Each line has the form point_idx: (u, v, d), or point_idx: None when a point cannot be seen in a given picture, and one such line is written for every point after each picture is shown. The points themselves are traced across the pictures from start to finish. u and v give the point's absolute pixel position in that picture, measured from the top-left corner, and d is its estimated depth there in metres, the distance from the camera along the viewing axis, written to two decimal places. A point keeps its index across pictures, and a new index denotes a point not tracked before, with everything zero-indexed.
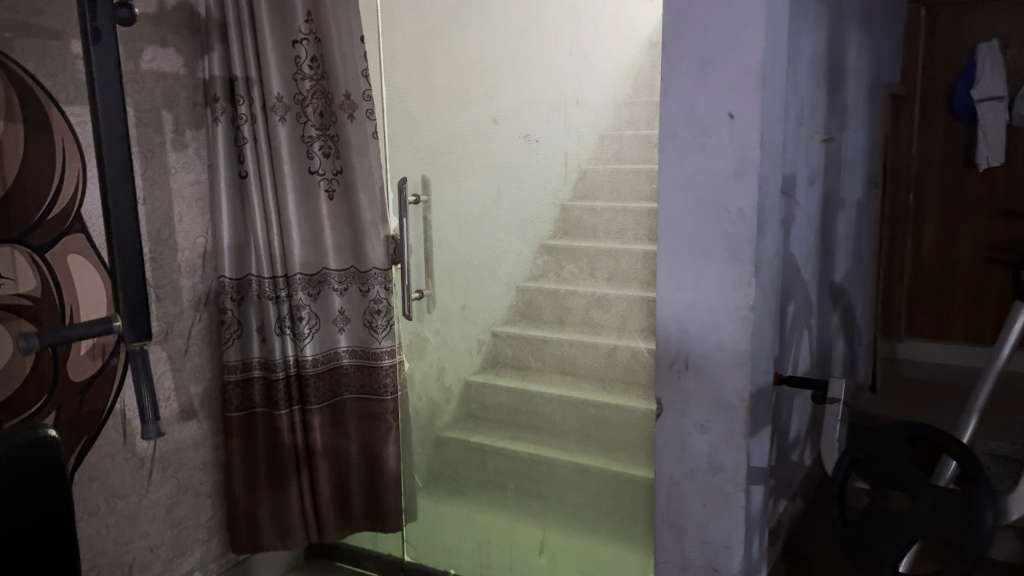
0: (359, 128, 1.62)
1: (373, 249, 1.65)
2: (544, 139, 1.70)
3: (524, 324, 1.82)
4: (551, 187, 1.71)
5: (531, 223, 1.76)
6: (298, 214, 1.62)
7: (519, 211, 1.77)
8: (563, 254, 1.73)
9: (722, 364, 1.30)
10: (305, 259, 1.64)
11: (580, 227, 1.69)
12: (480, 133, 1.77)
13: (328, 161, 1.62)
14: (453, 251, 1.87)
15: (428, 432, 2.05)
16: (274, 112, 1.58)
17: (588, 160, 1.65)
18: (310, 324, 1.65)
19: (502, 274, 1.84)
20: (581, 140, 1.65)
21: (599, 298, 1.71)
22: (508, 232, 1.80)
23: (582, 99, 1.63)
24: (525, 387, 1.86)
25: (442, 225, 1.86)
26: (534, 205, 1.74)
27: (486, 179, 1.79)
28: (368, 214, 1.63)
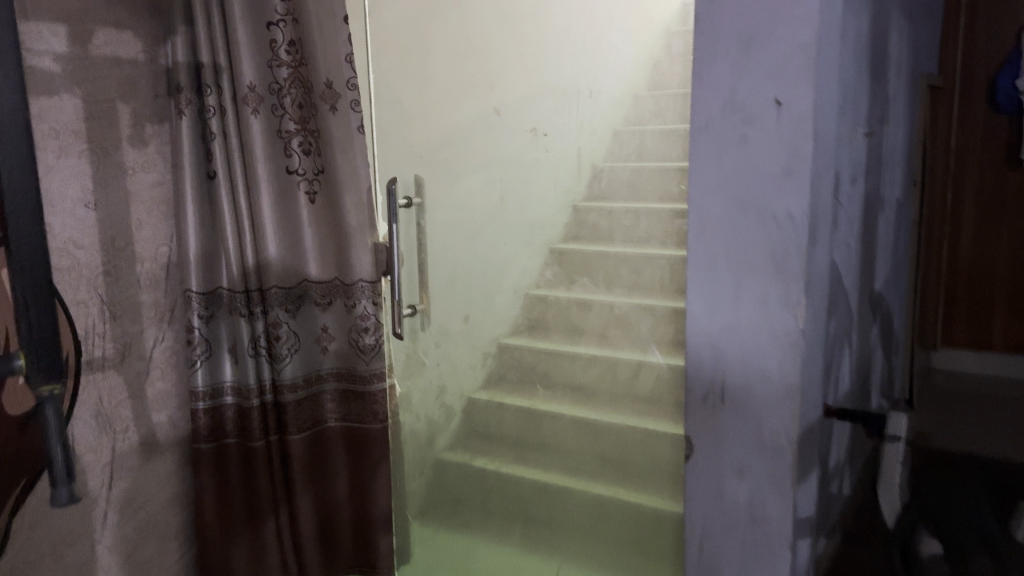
0: (343, 121, 1.44)
1: (359, 259, 1.47)
2: (554, 134, 1.54)
3: (538, 331, 1.73)
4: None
5: (541, 221, 1.67)
6: (275, 218, 1.44)
7: (526, 211, 1.64)
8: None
9: (766, 396, 1.11)
10: (283, 271, 1.45)
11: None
12: (481, 128, 1.59)
13: (308, 159, 1.44)
14: (452, 260, 1.66)
15: (426, 455, 1.81)
16: (246, 103, 1.39)
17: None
18: (290, 343, 1.47)
19: (512, 279, 1.75)
20: (596, 138, 1.57)
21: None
22: (513, 233, 1.68)
23: (596, 91, 1.47)
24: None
25: (439, 232, 1.63)
26: (542, 205, 1.66)
27: (489, 178, 1.62)
28: (354, 220, 1.46)
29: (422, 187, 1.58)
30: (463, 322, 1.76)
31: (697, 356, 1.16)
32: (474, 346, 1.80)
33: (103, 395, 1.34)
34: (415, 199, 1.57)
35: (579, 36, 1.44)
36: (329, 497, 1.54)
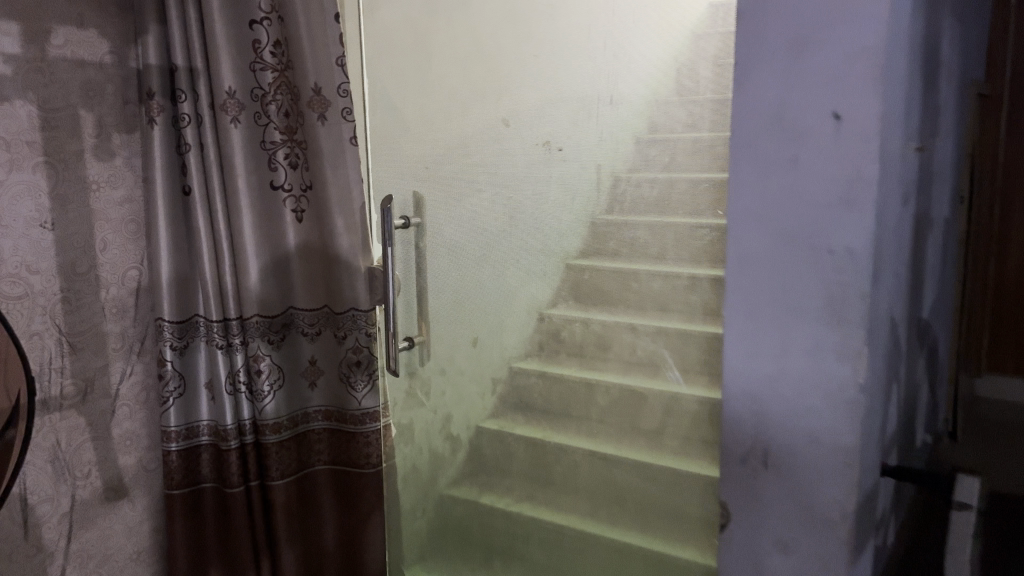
0: (333, 132, 1.28)
1: (353, 284, 1.32)
2: (568, 142, 1.26)
3: (551, 359, 1.37)
4: (577, 199, 1.26)
5: (535, 232, 1.34)
6: (260, 239, 1.29)
7: (529, 228, 1.34)
8: (590, 281, 1.27)
9: (818, 462, 0.94)
10: (268, 297, 1.31)
11: (610, 249, 1.22)
12: (488, 141, 1.36)
13: (295, 173, 1.29)
14: (457, 284, 1.46)
15: (430, 491, 1.62)
16: (225, 111, 1.24)
17: (626, 168, 1.19)
18: (273, 379, 1.31)
19: (518, 304, 1.40)
20: (619, 139, 1.20)
21: (636, 342, 1.23)
22: (522, 258, 1.37)
23: (616, 98, 1.19)
24: (542, 430, 1.43)
25: (440, 255, 1.45)
26: (558, 213, 1.30)
27: (496, 191, 1.37)
28: (346, 242, 1.31)
29: (421, 206, 1.44)
30: (470, 346, 1.50)
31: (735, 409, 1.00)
32: (479, 376, 1.51)
33: (61, 438, 1.20)
34: (413, 219, 1.45)
35: (600, 36, 1.18)
36: (317, 546, 1.39)
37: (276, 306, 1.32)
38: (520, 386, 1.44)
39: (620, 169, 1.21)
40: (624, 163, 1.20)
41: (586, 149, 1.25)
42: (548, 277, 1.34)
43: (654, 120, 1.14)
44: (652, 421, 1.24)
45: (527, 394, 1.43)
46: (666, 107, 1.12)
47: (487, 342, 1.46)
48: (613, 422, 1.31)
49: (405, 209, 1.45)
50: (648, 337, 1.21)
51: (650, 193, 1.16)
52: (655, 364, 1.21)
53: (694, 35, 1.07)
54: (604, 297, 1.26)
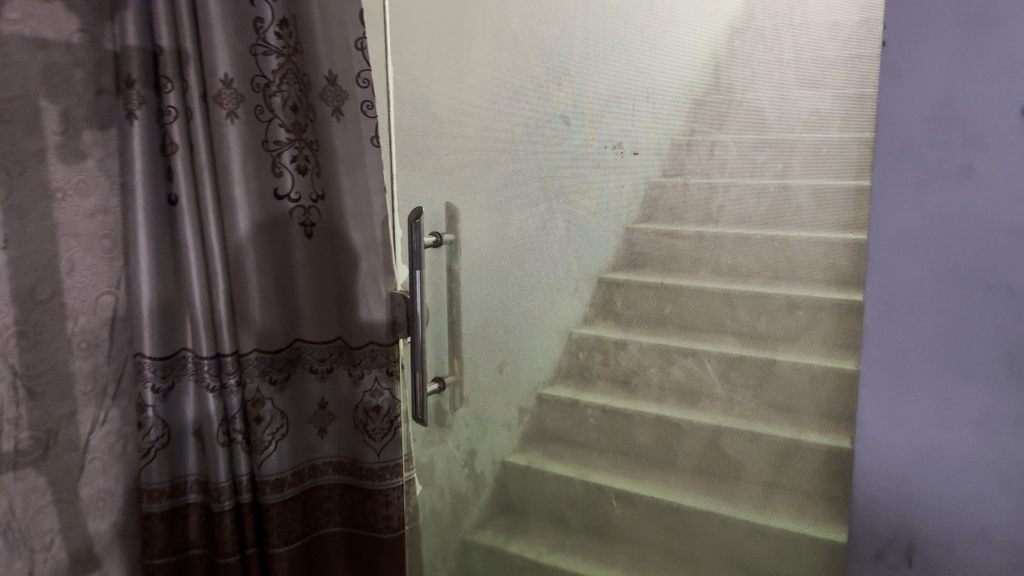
0: (350, 131, 1.05)
1: (371, 315, 1.08)
2: (598, 144, 0.99)
3: (599, 392, 1.07)
4: (626, 205, 0.97)
5: (580, 244, 1.04)
6: (265, 259, 1.07)
7: (569, 243, 1.05)
8: (659, 298, 0.97)
9: (988, 564, 0.73)
10: (274, 327, 1.09)
11: (687, 266, 0.94)
12: (525, 143, 1.06)
13: (304, 180, 1.08)
14: (494, 317, 1.15)
15: (449, 536, 1.29)
16: (219, 104, 1.02)
17: (660, 172, 0.94)
18: (275, 426, 1.09)
19: (572, 332, 1.08)
20: (657, 144, 0.94)
21: (728, 378, 0.94)
22: (561, 277, 1.07)
23: (653, 96, 0.93)
24: (590, 480, 1.11)
25: (477, 280, 1.15)
26: (616, 220, 0.99)
27: (536, 199, 1.07)
28: (364, 263, 1.07)
29: (454, 221, 1.14)
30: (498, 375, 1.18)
31: (869, 488, 0.79)
32: (507, 411, 1.18)
33: (16, 502, 0.98)
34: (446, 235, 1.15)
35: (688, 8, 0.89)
36: None
37: (282, 337, 1.10)
38: (550, 420, 1.13)
39: (654, 175, 0.95)
40: (658, 168, 0.94)
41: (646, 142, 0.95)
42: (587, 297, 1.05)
43: (762, 114, 0.86)
44: (762, 471, 0.94)
45: (560, 432, 1.12)
46: (783, 95, 0.85)
47: (518, 372, 1.15)
48: (692, 476, 1.00)
49: (435, 220, 1.15)
50: (748, 377, 0.93)
51: (757, 209, 0.88)
52: (751, 403, 0.93)
53: (740, 28, 0.86)
54: (687, 319, 0.96)
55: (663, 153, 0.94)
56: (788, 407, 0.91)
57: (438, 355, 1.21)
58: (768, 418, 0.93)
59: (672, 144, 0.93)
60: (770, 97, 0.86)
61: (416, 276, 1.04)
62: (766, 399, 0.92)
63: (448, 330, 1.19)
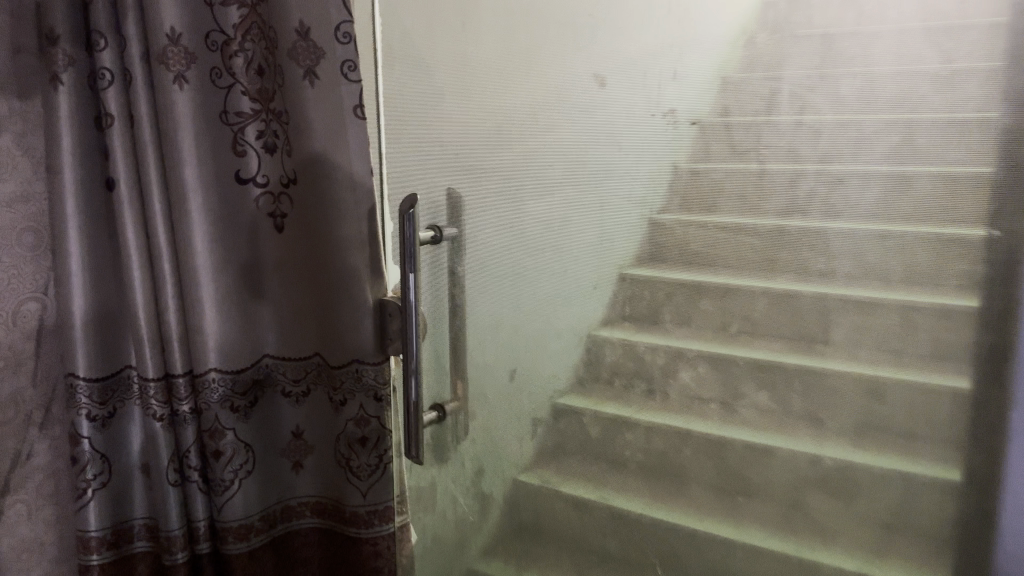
0: (328, 98, 0.84)
1: (357, 327, 0.87)
2: (610, 125, 0.80)
3: (640, 410, 0.84)
4: (671, 192, 0.77)
5: (602, 237, 0.83)
6: (225, 257, 0.87)
7: (591, 237, 0.84)
8: (727, 302, 0.76)
9: None
10: (240, 342, 0.89)
11: (766, 262, 0.73)
12: (540, 116, 0.85)
13: (272, 160, 0.88)
14: (504, 327, 0.94)
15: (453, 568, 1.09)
16: (165, 64, 0.81)
17: (688, 158, 0.75)
18: (238, 462, 0.90)
19: (589, 344, 0.87)
20: (674, 136, 0.76)
21: (818, 408, 0.73)
22: (576, 276, 0.86)
23: (680, 73, 0.74)
24: (625, 520, 0.89)
25: (484, 282, 0.93)
26: (655, 207, 0.78)
27: (551, 181, 0.86)
28: (348, 265, 0.87)
29: (457, 210, 0.93)
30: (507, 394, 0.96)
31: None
32: (521, 437, 0.97)
33: None
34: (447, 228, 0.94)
35: None
36: None
37: (250, 353, 0.89)
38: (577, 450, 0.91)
39: (680, 161, 0.76)
40: (684, 156, 0.76)
41: (700, 112, 0.74)
42: (608, 302, 0.84)
43: (872, 71, 0.66)
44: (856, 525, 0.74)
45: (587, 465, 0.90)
46: (901, 46, 0.64)
47: (534, 389, 0.94)
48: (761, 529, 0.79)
49: (435, 214, 0.94)
50: (843, 407, 0.72)
51: (861, 198, 0.68)
52: (848, 439, 0.72)
53: None
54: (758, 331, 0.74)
55: (724, 126, 0.73)
56: (899, 442, 0.71)
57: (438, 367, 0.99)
58: (872, 455, 0.72)
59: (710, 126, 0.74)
60: (886, 51, 0.65)
61: (411, 280, 0.84)
62: (868, 433, 0.72)
63: (451, 338, 0.98)
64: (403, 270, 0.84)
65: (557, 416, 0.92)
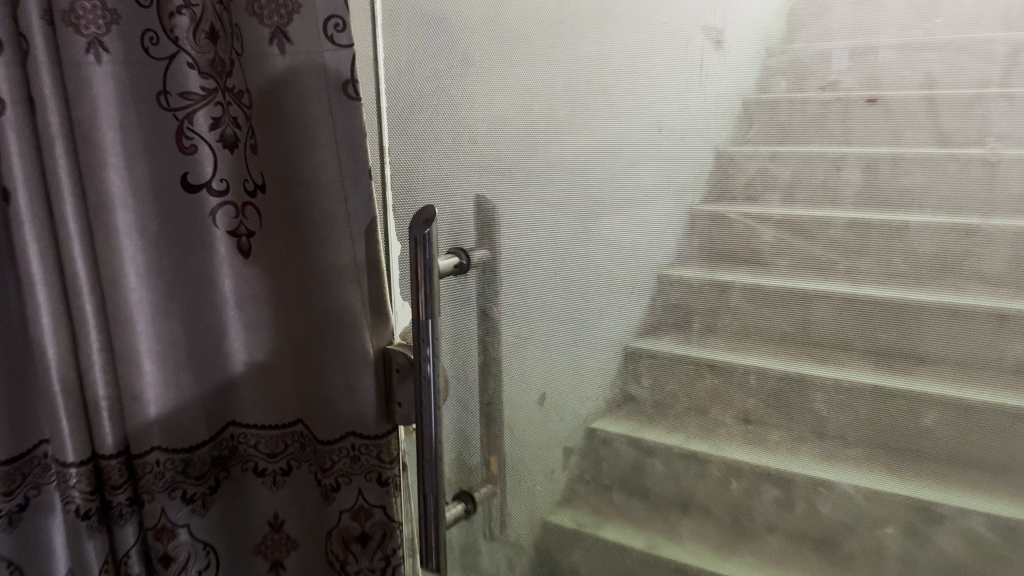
0: (307, 71, 0.58)
1: (353, 391, 0.63)
2: (640, 100, 0.56)
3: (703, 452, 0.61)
4: (747, 173, 0.53)
5: (641, 225, 0.59)
6: (172, 292, 0.64)
7: (631, 232, 0.59)
8: (828, 312, 0.53)
9: None
10: (194, 407, 0.66)
11: (896, 253, 0.50)
12: (564, 87, 0.58)
13: (233, 159, 0.63)
14: (541, 375, 0.68)
15: None
16: (77, 24, 0.56)
17: (730, 140, 0.53)
18: (194, 567, 0.68)
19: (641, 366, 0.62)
20: (716, 117, 0.53)
21: (933, 435, 0.52)
22: (616, 277, 0.61)
23: (724, 42, 0.51)
24: None
25: (520, 311, 0.67)
26: (720, 194, 0.54)
27: (573, 150, 0.60)
28: (341, 308, 0.62)
29: (484, 219, 0.65)
30: (536, 448, 0.71)
31: None
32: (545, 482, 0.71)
33: None
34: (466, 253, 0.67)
35: None
36: None
37: (208, 413, 0.67)
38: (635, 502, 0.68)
39: (723, 144, 0.53)
40: (727, 137, 0.53)
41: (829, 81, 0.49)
42: (647, 312, 0.60)
43: None
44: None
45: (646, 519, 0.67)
46: None
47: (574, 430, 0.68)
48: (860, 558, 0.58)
49: (458, 234, 0.67)
50: (960, 437, 0.51)
51: None
52: (981, 476, 0.52)
53: None
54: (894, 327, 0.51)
55: (851, 103, 0.49)
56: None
57: (465, 434, 0.73)
58: (1011, 499, 0.52)
59: (767, 106, 0.51)
60: None
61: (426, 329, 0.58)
62: (1015, 476, 0.51)
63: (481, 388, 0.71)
64: (414, 315, 0.58)
65: (602, 458, 0.68)
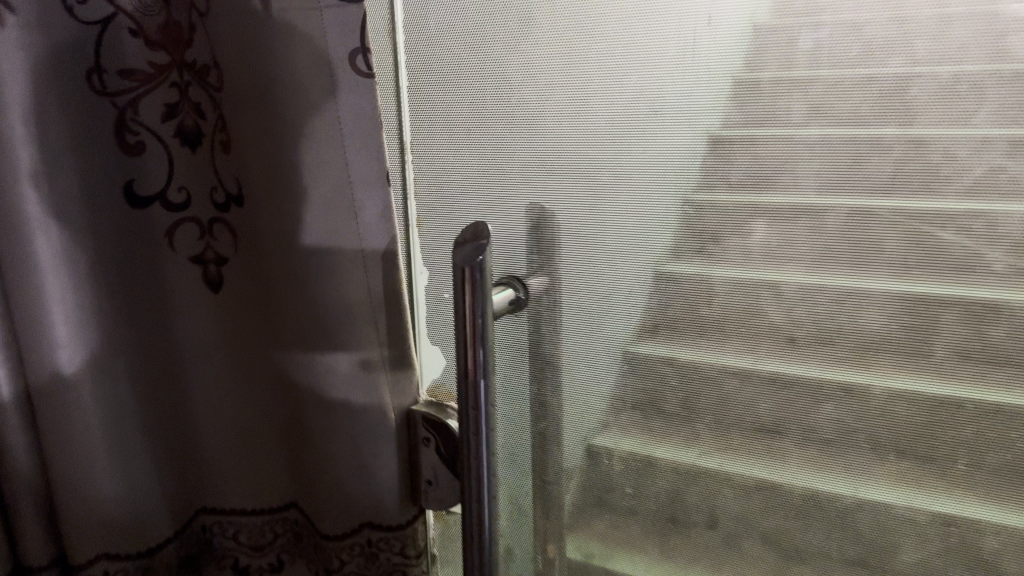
0: (301, 39, 0.41)
1: (367, 469, 0.47)
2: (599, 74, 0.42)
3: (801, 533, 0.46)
4: (828, 167, 0.39)
5: (772, 239, 0.41)
6: (132, 345, 0.48)
7: (751, 248, 0.42)
8: (997, 358, 0.38)
9: None
10: (160, 492, 0.50)
11: None
12: (540, 67, 0.44)
13: (192, 161, 0.47)
14: (595, 435, 0.50)
15: None
16: None
17: (722, 125, 0.40)
18: None
19: (704, 411, 0.46)
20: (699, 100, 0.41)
21: None
22: (611, 287, 0.47)
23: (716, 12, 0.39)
24: None
25: (577, 353, 0.49)
26: (831, 178, 0.39)
27: (604, 146, 0.44)
28: (346, 363, 0.45)
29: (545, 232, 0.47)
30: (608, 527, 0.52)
31: None
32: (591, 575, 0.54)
33: None
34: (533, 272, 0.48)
35: None
36: None
37: (177, 491, 0.52)
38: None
39: (716, 130, 0.41)
40: (718, 121, 0.40)
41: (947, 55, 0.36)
42: (675, 339, 0.45)
43: None
44: None
45: None
46: None
47: (598, 498, 0.52)
48: None
49: (514, 256, 0.48)
50: None
51: None
52: None
53: None
54: None
55: None
56: None
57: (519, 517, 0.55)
58: None
59: (785, 86, 0.39)
60: None
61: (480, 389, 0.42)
62: None
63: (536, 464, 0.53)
64: (462, 374, 0.42)
65: (691, 547, 0.50)
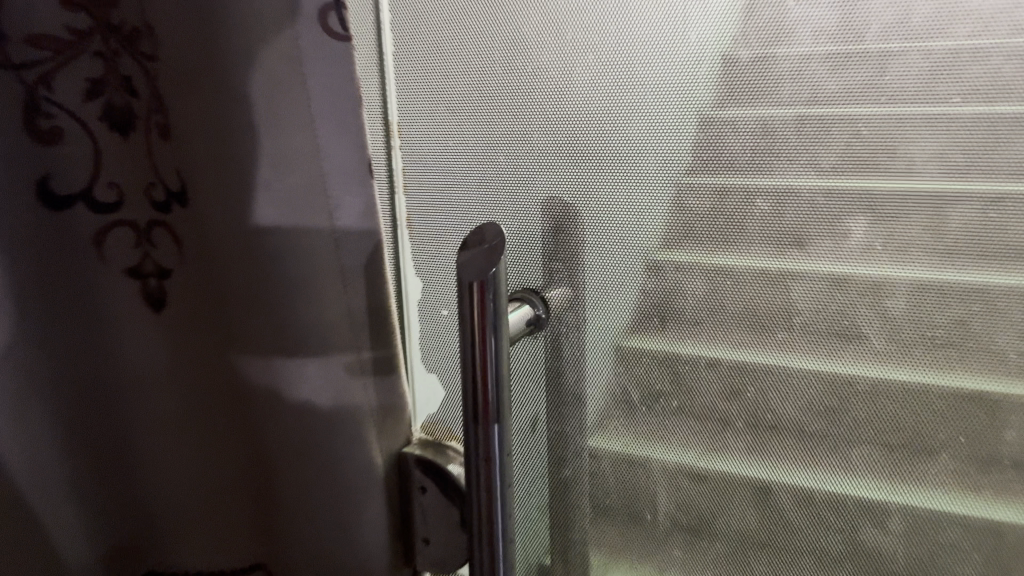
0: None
1: (349, 527, 0.38)
2: (602, 36, 0.38)
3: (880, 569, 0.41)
4: (956, 148, 0.34)
5: (867, 244, 0.36)
6: (57, 377, 0.39)
7: (843, 254, 0.37)
8: None
9: None
10: (90, 551, 0.42)
11: None
12: (544, 26, 0.39)
13: (120, 151, 0.37)
14: (636, 461, 0.44)
15: None
16: None
17: (711, 100, 0.37)
18: None
19: (768, 433, 0.41)
20: (688, 70, 0.37)
21: None
22: (601, 279, 0.42)
23: None
24: None
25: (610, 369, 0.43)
26: (923, 168, 0.35)
27: (609, 129, 0.39)
28: (319, 401, 0.36)
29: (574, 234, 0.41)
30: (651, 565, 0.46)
31: None
32: None
33: None
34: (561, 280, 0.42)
35: None
36: None
37: (115, 547, 0.43)
38: None
39: (707, 106, 0.37)
40: (779, 101, 0.36)
41: (1022, 20, 0.32)
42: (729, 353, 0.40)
43: None
44: None
45: None
46: None
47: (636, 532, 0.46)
48: None
49: (530, 265, 0.42)
50: None
51: None
52: None
53: None
54: None
55: None
56: None
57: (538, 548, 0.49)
58: None
59: (904, 56, 0.34)
60: None
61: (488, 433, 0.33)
62: None
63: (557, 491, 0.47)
64: (470, 416, 0.34)
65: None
